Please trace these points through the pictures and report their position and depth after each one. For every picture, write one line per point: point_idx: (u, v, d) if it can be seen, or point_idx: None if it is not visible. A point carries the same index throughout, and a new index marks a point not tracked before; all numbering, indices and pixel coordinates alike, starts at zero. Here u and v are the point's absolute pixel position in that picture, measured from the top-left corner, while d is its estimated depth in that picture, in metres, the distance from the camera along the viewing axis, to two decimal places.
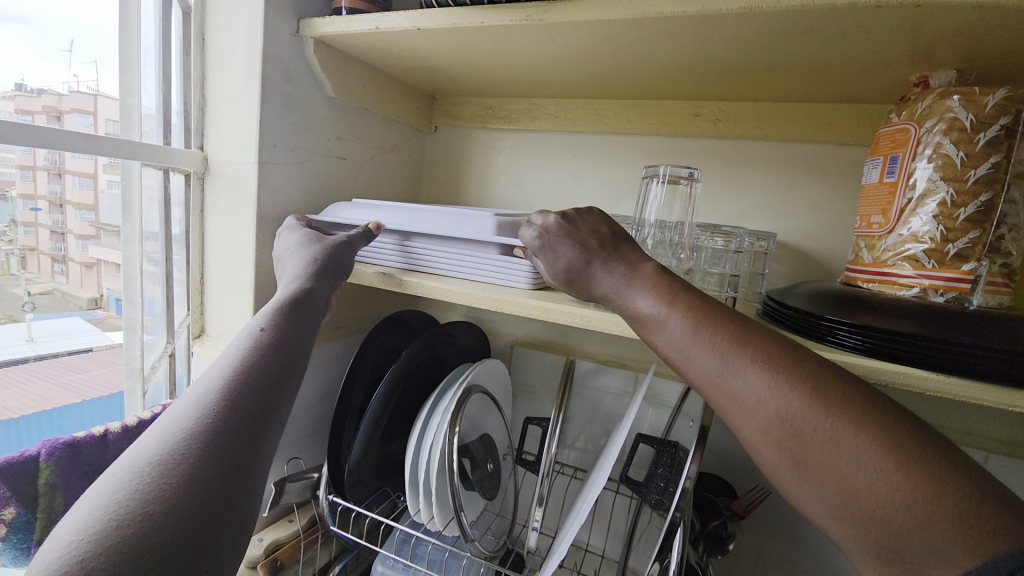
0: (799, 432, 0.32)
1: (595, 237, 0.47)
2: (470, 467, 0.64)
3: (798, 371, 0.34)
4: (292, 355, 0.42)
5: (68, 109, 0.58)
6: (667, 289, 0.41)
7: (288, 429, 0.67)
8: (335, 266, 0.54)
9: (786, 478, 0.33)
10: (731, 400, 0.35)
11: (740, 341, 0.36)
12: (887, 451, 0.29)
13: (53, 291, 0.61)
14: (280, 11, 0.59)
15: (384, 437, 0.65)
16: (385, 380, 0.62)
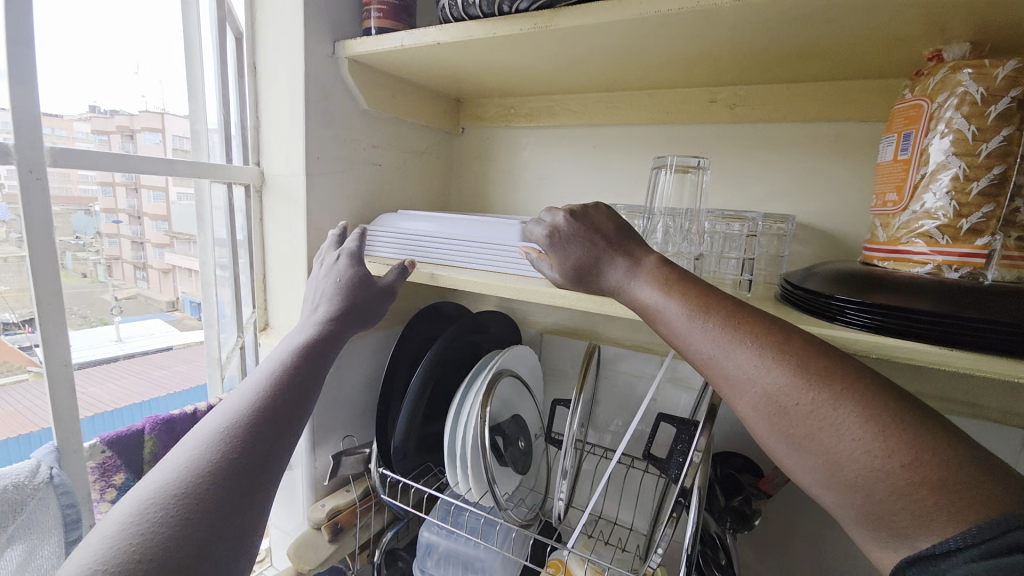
0: (789, 408, 0.35)
1: (600, 233, 0.50)
2: (503, 444, 0.70)
3: (787, 350, 0.36)
4: (299, 394, 0.46)
5: (140, 126, 0.67)
6: (666, 278, 0.44)
7: (342, 410, 0.75)
8: (365, 313, 0.61)
9: (778, 449, 0.36)
10: (726, 380, 0.38)
11: (733, 325, 0.39)
12: (869, 423, 0.32)
13: (137, 295, 0.71)
14: (318, 37, 0.66)
15: (425, 417, 0.72)
16: (423, 366, 0.68)
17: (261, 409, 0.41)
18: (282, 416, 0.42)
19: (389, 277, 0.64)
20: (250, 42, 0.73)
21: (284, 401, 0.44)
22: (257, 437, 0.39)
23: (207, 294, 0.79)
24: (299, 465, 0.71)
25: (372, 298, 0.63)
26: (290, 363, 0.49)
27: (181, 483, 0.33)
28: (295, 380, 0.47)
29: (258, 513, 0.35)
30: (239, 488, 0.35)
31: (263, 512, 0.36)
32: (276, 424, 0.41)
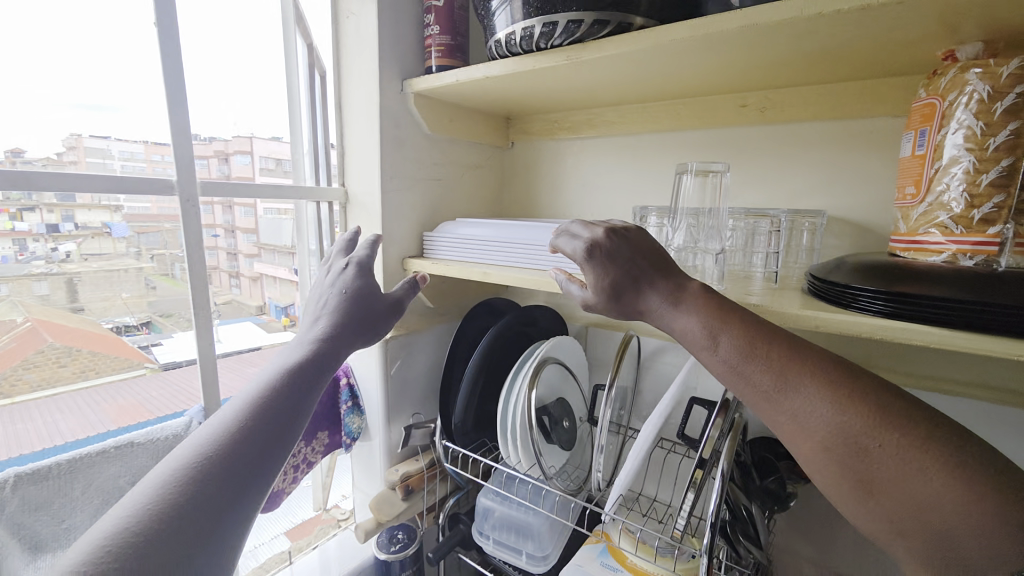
0: (856, 450, 0.36)
1: (641, 255, 0.51)
2: (549, 423, 0.78)
3: (852, 389, 0.37)
4: (286, 411, 0.44)
5: (234, 150, 0.79)
6: (719, 313, 0.46)
7: (411, 391, 0.88)
8: (364, 329, 0.59)
9: (842, 488, 0.37)
10: (790, 419, 0.39)
11: (795, 365, 0.40)
12: (943, 469, 0.33)
13: (233, 301, 0.84)
14: (389, 78, 0.79)
15: (481, 397, 0.82)
16: (478, 352, 0.79)
17: (253, 420, 0.41)
18: (280, 420, 0.43)
19: (402, 293, 0.67)
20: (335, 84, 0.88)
21: (286, 407, 0.44)
22: (253, 444, 0.39)
23: (292, 300, 0.95)
24: (377, 436, 0.85)
25: (381, 313, 0.63)
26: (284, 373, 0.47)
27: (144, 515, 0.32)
28: (287, 395, 0.45)
29: (239, 523, 0.36)
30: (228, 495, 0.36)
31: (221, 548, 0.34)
32: (272, 428, 0.42)
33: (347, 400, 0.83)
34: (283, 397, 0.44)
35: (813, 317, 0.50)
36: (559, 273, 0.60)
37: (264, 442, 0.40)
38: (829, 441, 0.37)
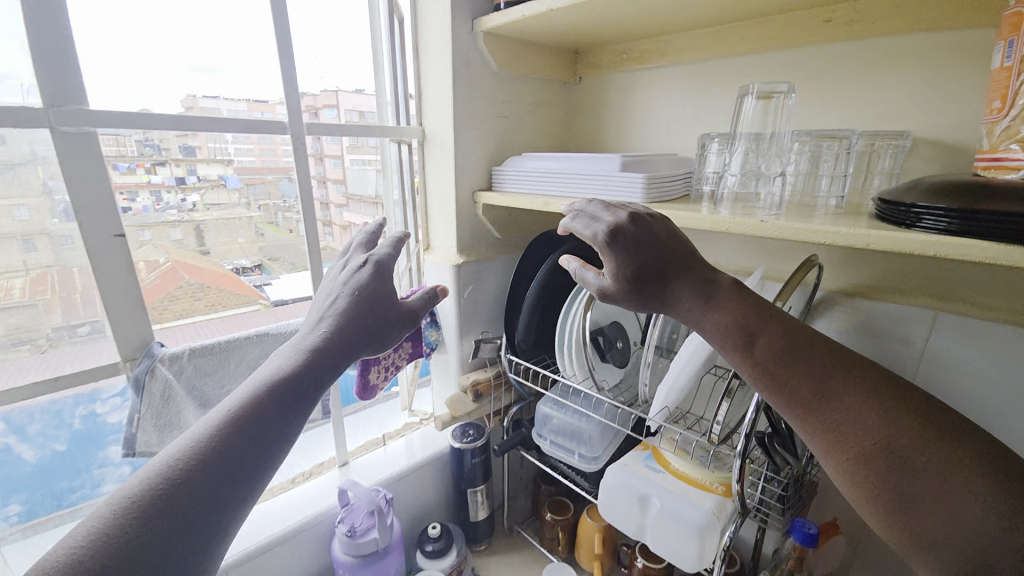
0: (900, 461, 0.37)
1: (654, 243, 0.52)
2: (603, 343, 0.85)
3: (894, 403, 0.39)
4: (301, 395, 0.47)
5: (323, 105, 0.87)
6: (762, 315, 0.47)
7: (480, 312, 0.99)
8: (378, 328, 0.57)
9: (877, 500, 0.39)
10: (832, 427, 0.41)
11: (843, 373, 0.42)
12: (988, 487, 0.34)
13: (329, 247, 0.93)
14: (461, 17, 0.84)
15: (541, 319, 0.91)
16: (538, 278, 0.86)
17: (271, 396, 0.45)
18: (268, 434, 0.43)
19: (416, 304, 0.62)
20: (413, 28, 0.95)
21: (277, 416, 0.44)
22: (264, 429, 0.43)
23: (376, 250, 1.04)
24: (452, 348, 0.98)
25: (394, 320, 0.58)
26: (304, 356, 0.50)
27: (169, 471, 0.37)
28: (309, 378, 0.49)
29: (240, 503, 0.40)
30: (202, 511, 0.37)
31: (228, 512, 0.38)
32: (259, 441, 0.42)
33: (426, 316, 0.97)
34: (276, 409, 0.45)
35: (849, 232, 0.49)
36: (574, 261, 0.59)
37: (247, 456, 0.41)
38: (871, 450, 0.38)
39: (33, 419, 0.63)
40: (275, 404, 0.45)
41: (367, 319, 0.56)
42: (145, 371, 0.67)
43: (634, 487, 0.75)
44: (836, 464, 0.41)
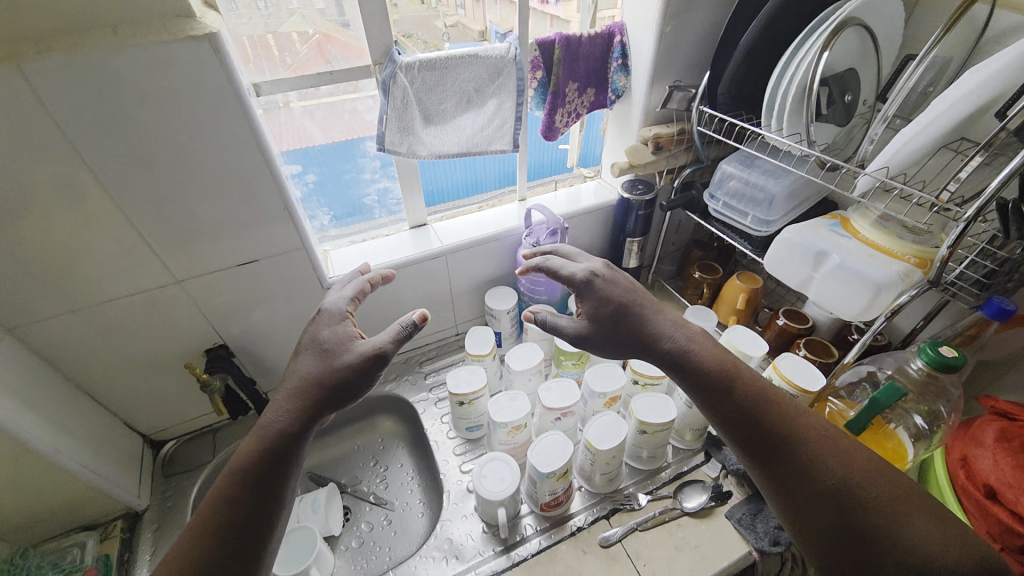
0: (850, 497, 0.51)
1: (621, 292, 0.69)
2: (827, 97, 0.74)
3: (830, 441, 0.55)
4: (268, 485, 0.52)
5: None
6: (721, 368, 0.61)
7: (678, 54, 0.91)
8: (343, 391, 0.58)
9: (834, 535, 0.50)
10: (796, 467, 0.54)
11: (793, 421, 0.57)
12: (920, 512, 0.49)
13: (458, 24, 0.88)
14: None
15: (754, 64, 0.80)
16: (767, 8, 0.73)
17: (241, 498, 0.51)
18: (256, 511, 0.51)
19: (386, 338, 0.61)
20: None
21: (257, 504, 0.51)
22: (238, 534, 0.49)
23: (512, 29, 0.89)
24: (639, 97, 0.95)
25: (352, 367, 0.59)
26: (267, 439, 0.54)
27: None
28: (273, 464, 0.53)
29: None
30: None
31: None
32: (258, 515, 0.51)
33: (618, 59, 0.93)
34: (263, 477, 0.52)
35: None
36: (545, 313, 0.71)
37: (249, 539, 0.50)
38: (829, 486, 0.52)
39: (322, 108, 0.81)
40: (259, 478, 0.52)
41: (318, 377, 0.58)
42: (390, 76, 0.78)
43: (814, 242, 0.75)
44: (792, 509, 0.53)
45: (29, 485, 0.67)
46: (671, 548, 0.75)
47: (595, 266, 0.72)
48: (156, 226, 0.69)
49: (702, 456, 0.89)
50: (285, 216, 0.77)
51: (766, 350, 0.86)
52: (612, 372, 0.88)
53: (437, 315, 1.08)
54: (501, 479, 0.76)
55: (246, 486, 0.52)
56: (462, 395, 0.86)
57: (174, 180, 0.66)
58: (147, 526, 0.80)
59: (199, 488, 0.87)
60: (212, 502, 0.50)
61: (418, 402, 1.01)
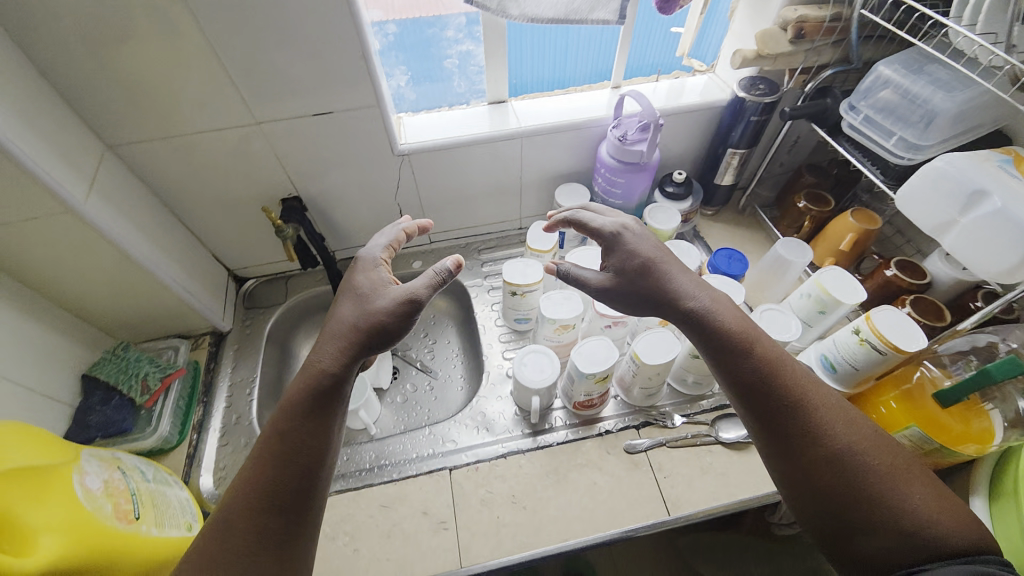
0: (854, 465, 0.49)
1: (649, 248, 0.64)
2: None
3: (843, 411, 0.52)
4: (316, 428, 0.51)
5: None
6: (738, 330, 0.57)
7: None
8: (381, 333, 0.56)
9: (834, 498, 0.49)
10: (799, 434, 0.51)
11: (806, 388, 0.53)
12: (921, 483, 0.48)
13: None
14: None
15: None
16: None
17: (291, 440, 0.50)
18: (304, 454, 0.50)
19: (421, 284, 0.58)
20: None
21: (306, 445, 0.50)
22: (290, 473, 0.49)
23: None
24: None
25: (387, 311, 0.56)
26: (310, 382, 0.53)
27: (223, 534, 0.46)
28: (318, 406, 0.52)
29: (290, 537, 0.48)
30: (279, 522, 0.48)
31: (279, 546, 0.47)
32: (307, 458, 0.50)
33: None
34: (308, 421, 0.51)
35: None
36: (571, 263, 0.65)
37: (303, 479, 0.50)
38: (831, 454, 0.49)
39: None
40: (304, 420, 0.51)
41: (360, 319, 0.56)
42: None
43: (970, 179, 0.60)
44: (788, 473, 0.52)
45: (135, 291, 0.77)
46: (695, 469, 0.75)
47: (625, 220, 0.68)
48: (237, 62, 0.67)
49: None
50: (362, 69, 0.72)
51: (862, 299, 0.75)
52: None
53: (503, 204, 1.04)
54: (541, 370, 0.77)
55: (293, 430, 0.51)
56: (516, 286, 0.85)
57: (254, 11, 0.62)
58: (228, 346, 0.91)
59: (272, 325, 0.97)
60: (263, 445, 0.50)
61: (471, 287, 1.02)
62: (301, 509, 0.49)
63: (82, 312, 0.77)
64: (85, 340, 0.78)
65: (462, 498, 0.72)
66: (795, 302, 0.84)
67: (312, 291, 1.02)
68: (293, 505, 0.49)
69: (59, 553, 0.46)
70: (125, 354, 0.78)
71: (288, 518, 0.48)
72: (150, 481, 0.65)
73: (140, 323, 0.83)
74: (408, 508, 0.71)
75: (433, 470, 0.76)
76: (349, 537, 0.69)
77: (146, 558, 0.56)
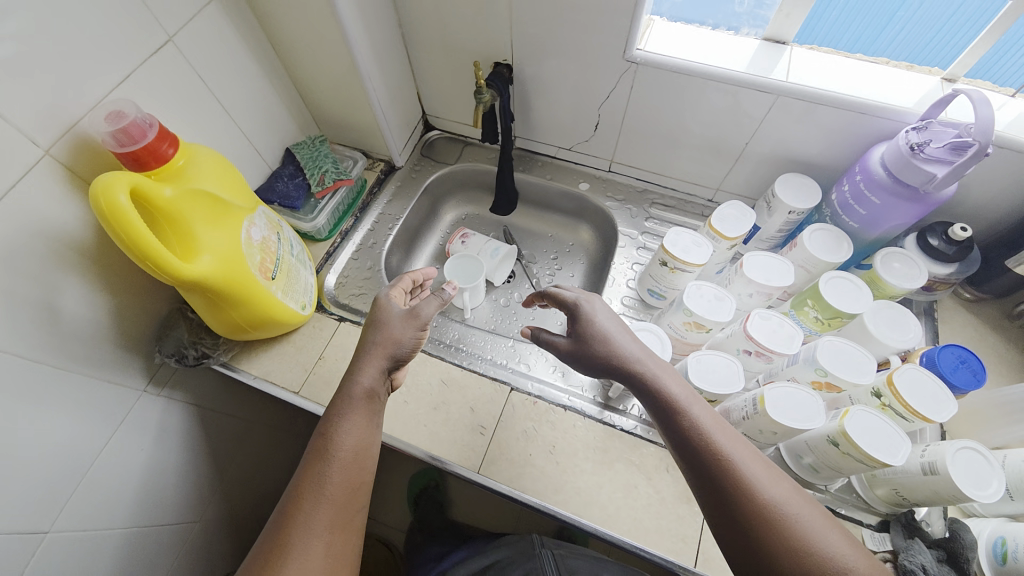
0: (781, 516, 0.46)
1: (606, 321, 0.65)
2: None
3: (766, 465, 0.50)
4: (359, 435, 0.58)
5: None
6: (675, 393, 0.56)
7: None
8: (393, 343, 0.65)
9: (768, 553, 0.45)
10: (731, 489, 0.49)
11: (733, 449, 0.51)
12: (845, 540, 0.46)
13: None
14: None
15: None
16: None
17: (339, 442, 0.57)
18: (347, 458, 0.56)
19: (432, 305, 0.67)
20: None
21: (348, 446, 0.57)
22: (341, 472, 0.55)
23: None
24: None
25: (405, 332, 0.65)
26: (351, 387, 0.61)
27: (286, 520, 0.52)
28: (357, 411, 0.59)
29: (345, 528, 0.54)
30: (330, 511, 0.53)
31: (333, 533, 0.52)
32: (349, 458, 0.56)
33: None
34: (349, 422, 0.58)
35: None
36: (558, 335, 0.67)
37: (350, 478, 0.55)
38: (763, 506, 0.47)
39: None
40: (350, 433, 0.56)
41: (383, 341, 0.65)
42: None
43: None
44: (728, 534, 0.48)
45: (346, 95, 0.85)
46: None
47: (591, 293, 0.69)
48: None
49: (876, 521, 0.67)
50: None
51: None
52: (860, 361, 0.63)
53: (706, 165, 0.88)
54: None
55: (341, 443, 0.56)
56: (671, 257, 0.74)
57: None
58: (392, 181, 0.99)
59: (433, 179, 1.01)
60: (315, 448, 0.57)
61: (622, 234, 0.93)
62: (350, 509, 0.55)
63: (305, 96, 0.88)
64: (298, 120, 0.89)
65: (509, 419, 0.72)
66: (1010, 460, 0.60)
67: (479, 166, 1.03)
68: (341, 499, 0.54)
69: (207, 271, 0.57)
70: (320, 148, 0.87)
71: (342, 517, 0.54)
72: (294, 256, 0.76)
73: (340, 126, 0.93)
74: (460, 396, 0.74)
75: (496, 380, 0.76)
76: (405, 389, 0.74)
77: (265, 309, 0.68)
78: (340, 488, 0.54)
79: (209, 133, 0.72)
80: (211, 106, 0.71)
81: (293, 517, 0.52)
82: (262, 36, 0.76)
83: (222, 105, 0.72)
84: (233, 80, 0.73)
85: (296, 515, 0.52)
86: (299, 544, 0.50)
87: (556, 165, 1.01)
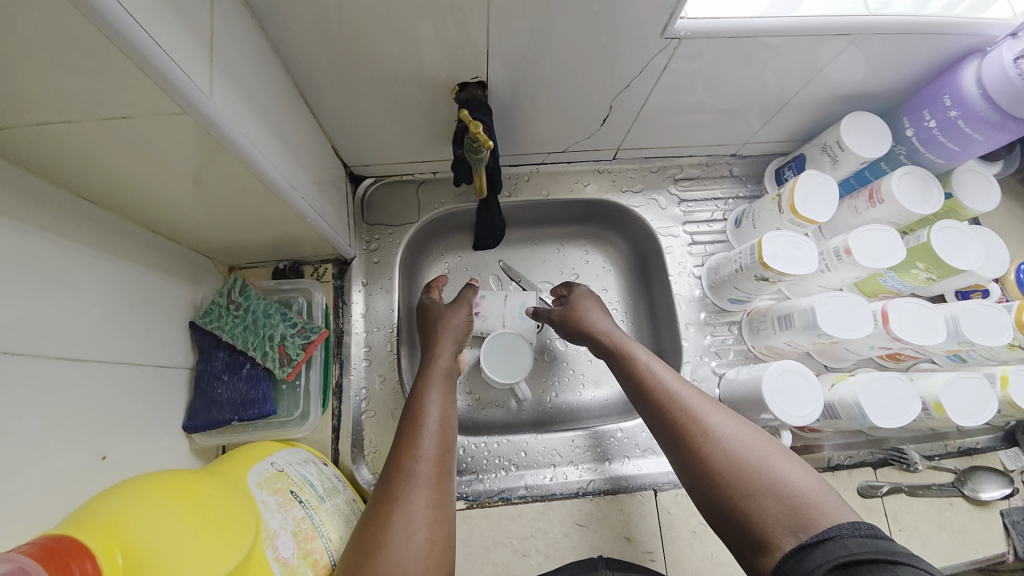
0: (714, 435, 0.47)
1: (589, 304, 0.68)
2: None
3: (712, 404, 0.50)
4: (444, 402, 0.54)
5: None
6: (628, 348, 0.59)
7: None
8: (454, 329, 0.63)
9: (709, 461, 0.45)
10: (677, 420, 0.49)
11: (679, 386, 0.53)
12: (792, 462, 0.44)
13: None
14: None
15: None
16: None
17: (429, 412, 0.52)
18: (438, 427, 0.51)
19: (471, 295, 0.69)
20: None
21: (438, 415, 0.52)
22: (434, 440, 0.50)
23: None
24: None
25: (461, 317, 0.65)
26: (429, 367, 0.58)
27: (387, 492, 0.46)
28: (439, 384, 0.56)
29: (439, 499, 0.46)
30: (419, 486, 0.46)
31: (431, 504, 0.45)
32: (439, 425, 0.52)
33: None
34: (434, 392, 0.55)
35: None
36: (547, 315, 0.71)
37: (440, 454, 0.49)
38: (705, 431, 0.47)
39: None
40: (438, 400, 0.53)
41: (444, 329, 0.63)
42: None
43: None
44: (682, 470, 0.48)
45: (256, 216, 0.52)
46: (934, 524, 0.64)
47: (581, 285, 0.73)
48: None
49: (1002, 439, 0.69)
50: None
51: None
52: (991, 316, 0.59)
53: (731, 126, 0.72)
54: (803, 402, 0.58)
55: (432, 408, 0.52)
56: (774, 273, 0.61)
57: None
58: (355, 281, 0.70)
59: (401, 252, 0.73)
60: (406, 418, 0.52)
61: (665, 236, 0.78)
62: (445, 479, 0.48)
63: (180, 236, 0.53)
64: (185, 273, 0.56)
65: (671, 529, 0.59)
66: None
67: (450, 208, 0.76)
68: (435, 470, 0.48)
69: None
70: (249, 306, 0.56)
71: (438, 488, 0.47)
72: (327, 500, 0.49)
73: (250, 248, 0.60)
74: (609, 531, 0.60)
75: (633, 488, 0.62)
76: (542, 556, 0.58)
77: None
78: (435, 453, 0.49)
79: (76, 411, 0.40)
80: (49, 374, 0.38)
81: (396, 477, 0.46)
82: (66, 199, 0.40)
83: (60, 353, 0.39)
84: (44, 305, 0.38)
85: (396, 482, 0.46)
86: (404, 516, 0.43)
87: (547, 174, 0.78)
